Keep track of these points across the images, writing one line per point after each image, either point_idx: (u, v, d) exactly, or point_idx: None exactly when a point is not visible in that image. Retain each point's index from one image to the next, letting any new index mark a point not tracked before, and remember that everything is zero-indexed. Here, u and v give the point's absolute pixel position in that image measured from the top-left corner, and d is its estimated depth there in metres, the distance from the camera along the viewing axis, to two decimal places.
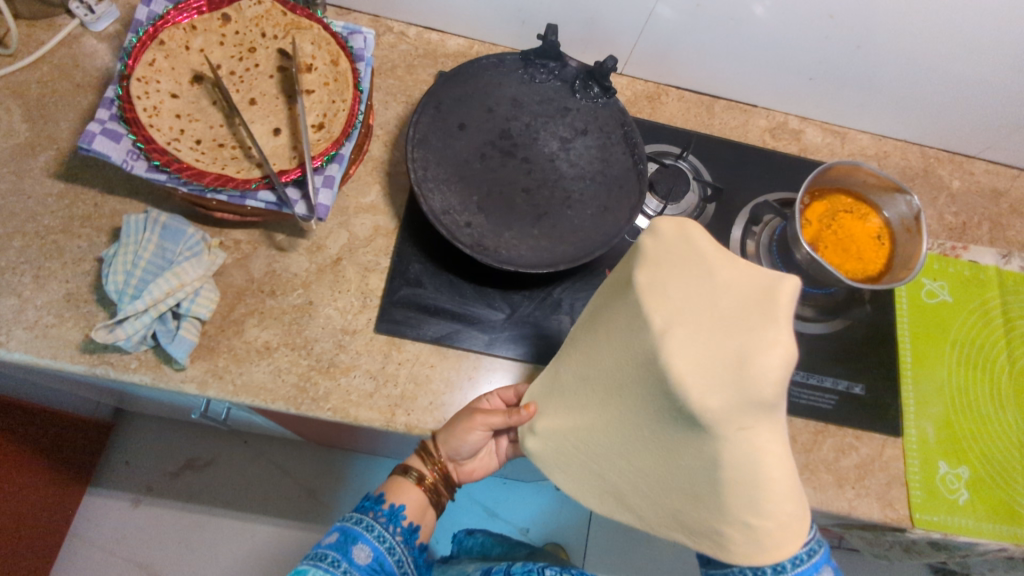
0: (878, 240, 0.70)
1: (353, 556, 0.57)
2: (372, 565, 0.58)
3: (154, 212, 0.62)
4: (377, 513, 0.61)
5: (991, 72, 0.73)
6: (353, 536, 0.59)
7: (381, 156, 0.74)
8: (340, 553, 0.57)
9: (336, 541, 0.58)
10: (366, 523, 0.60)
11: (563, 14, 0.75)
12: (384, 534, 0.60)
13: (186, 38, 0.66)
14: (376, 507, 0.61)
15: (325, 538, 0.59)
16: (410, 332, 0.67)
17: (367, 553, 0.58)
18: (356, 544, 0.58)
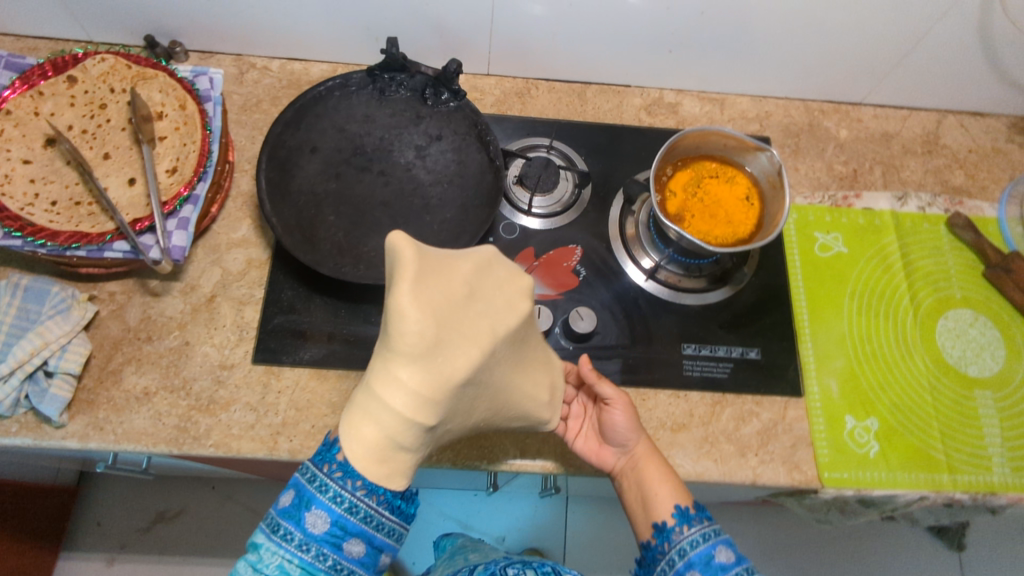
0: (747, 200, 0.69)
1: (309, 525, 0.52)
2: (331, 531, 0.52)
3: (15, 277, 0.64)
4: (330, 468, 0.52)
5: (849, 17, 0.72)
6: (306, 501, 0.52)
7: (250, 189, 0.74)
8: (292, 523, 0.52)
9: (291, 507, 0.52)
10: (319, 483, 0.52)
11: (410, 26, 0.76)
12: (341, 494, 0.52)
13: (34, 104, 0.68)
14: (328, 460, 0.53)
15: (282, 498, 0.53)
16: (286, 359, 0.67)
17: (324, 519, 0.52)
18: (309, 511, 0.52)
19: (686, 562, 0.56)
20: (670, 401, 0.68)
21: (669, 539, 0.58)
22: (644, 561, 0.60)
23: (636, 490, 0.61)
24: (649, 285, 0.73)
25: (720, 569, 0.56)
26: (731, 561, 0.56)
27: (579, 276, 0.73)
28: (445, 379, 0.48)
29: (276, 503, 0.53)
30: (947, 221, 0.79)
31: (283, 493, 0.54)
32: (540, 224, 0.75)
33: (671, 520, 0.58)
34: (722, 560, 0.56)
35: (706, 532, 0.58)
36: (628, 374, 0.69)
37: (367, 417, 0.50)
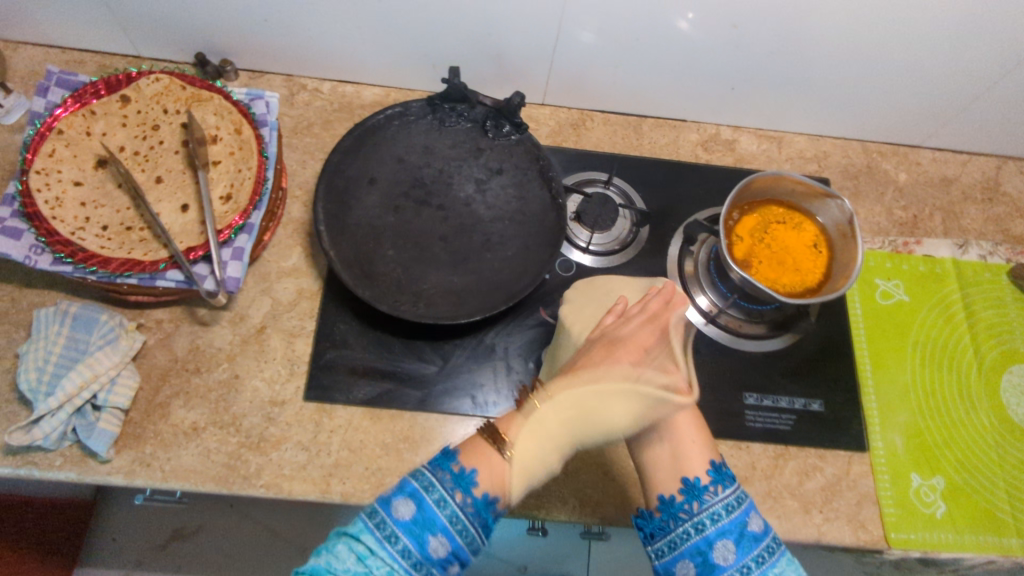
0: (815, 248, 0.67)
1: (426, 543, 0.48)
2: (445, 560, 0.48)
3: (63, 304, 0.61)
4: (462, 500, 0.50)
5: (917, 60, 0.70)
6: (433, 525, 0.48)
7: (301, 216, 0.72)
8: (413, 541, 0.47)
9: (412, 520, 0.48)
10: (450, 513, 0.49)
11: (471, 52, 0.75)
12: (467, 530, 0.49)
13: (86, 124, 0.65)
14: (462, 489, 0.50)
15: (398, 505, 0.49)
16: (339, 397, 0.65)
17: (445, 547, 0.48)
18: (435, 536, 0.48)
19: (717, 528, 0.51)
20: (731, 452, 0.67)
21: (699, 498, 0.53)
22: (653, 516, 0.54)
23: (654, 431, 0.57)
24: (708, 329, 0.72)
25: (753, 540, 0.51)
26: (762, 531, 0.52)
27: None
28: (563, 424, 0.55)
29: (388, 503, 0.49)
30: (1009, 271, 0.77)
31: (399, 498, 0.49)
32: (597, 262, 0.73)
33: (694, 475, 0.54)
34: (753, 529, 0.52)
35: (738, 496, 0.53)
36: None
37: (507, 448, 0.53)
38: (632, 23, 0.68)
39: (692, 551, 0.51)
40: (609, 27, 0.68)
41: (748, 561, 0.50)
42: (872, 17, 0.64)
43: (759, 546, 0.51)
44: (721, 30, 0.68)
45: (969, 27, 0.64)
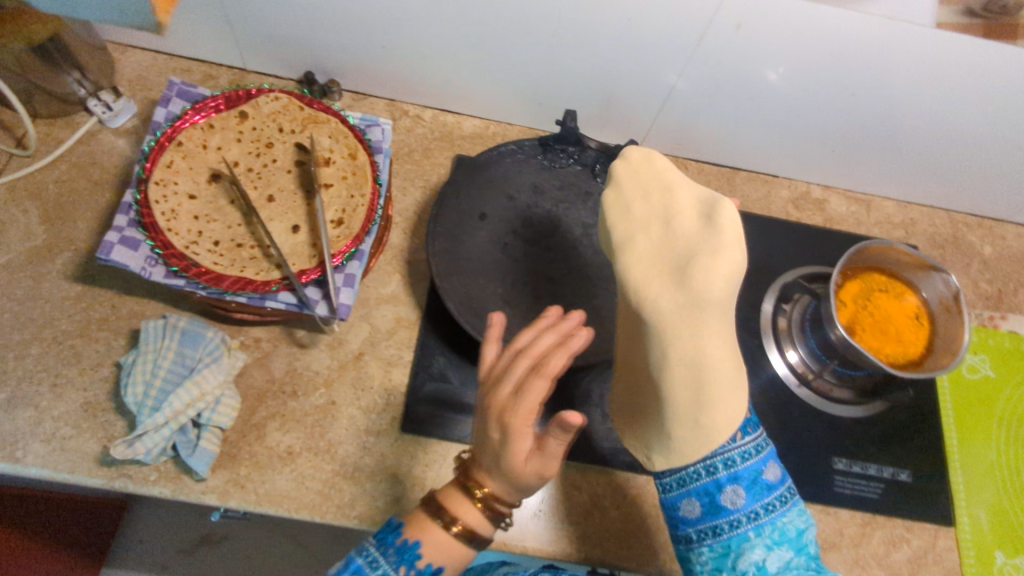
0: (916, 319, 0.68)
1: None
2: None
3: (172, 317, 0.61)
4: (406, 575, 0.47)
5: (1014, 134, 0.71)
6: None
7: (401, 244, 0.73)
8: None
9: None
10: None
11: (581, 92, 0.76)
12: None
13: (203, 137, 0.65)
14: (405, 563, 0.47)
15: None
16: (435, 432, 0.64)
17: None
18: None
19: (729, 472, 0.52)
20: (819, 516, 0.67)
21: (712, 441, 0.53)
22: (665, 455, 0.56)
23: (687, 367, 0.50)
24: (801, 391, 0.72)
25: (764, 488, 0.52)
26: (776, 480, 0.54)
27: None
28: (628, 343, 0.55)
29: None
30: None
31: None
32: None
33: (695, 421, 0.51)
34: (767, 477, 0.53)
35: (758, 445, 0.54)
36: None
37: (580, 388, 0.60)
38: (718, 68, 0.69)
39: (699, 491, 0.53)
40: (698, 71, 0.70)
41: (756, 508, 0.52)
42: (973, 87, 0.66)
43: (771, 493, 0.52)
44: (809, 83, 0.69)
45: None
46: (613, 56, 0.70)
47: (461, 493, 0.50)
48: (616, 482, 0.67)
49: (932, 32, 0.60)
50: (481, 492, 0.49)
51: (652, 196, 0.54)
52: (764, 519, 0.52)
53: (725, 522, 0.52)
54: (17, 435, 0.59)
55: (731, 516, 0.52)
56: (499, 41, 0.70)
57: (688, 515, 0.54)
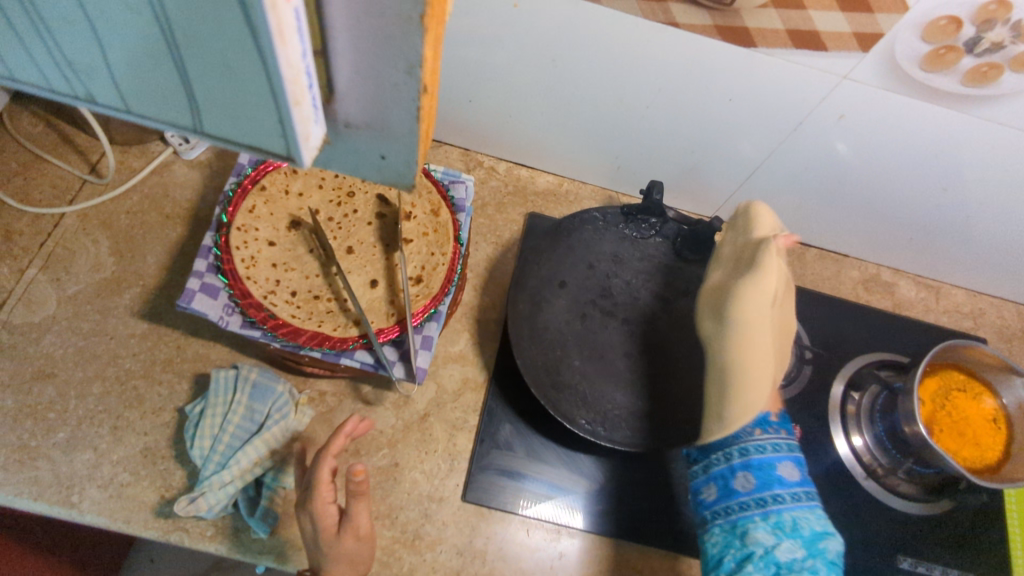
0: (994, 422, 0.66)
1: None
2: None
3: (244, 369, 0.60)
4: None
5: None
6: None
7: (471, 300, 0.71)
8: None
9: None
10: None
11: (662, 160, 0.76)
12: None
13: (286, 183, 0.64)
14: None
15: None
16: (498, 503, 0.62)
17: None
18: None
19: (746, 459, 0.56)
20: None
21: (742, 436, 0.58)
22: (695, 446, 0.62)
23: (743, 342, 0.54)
24: (867, 484, 0.70)
25: (777, 480, 0.55)
26: (791, 477, 0.56)
27: None
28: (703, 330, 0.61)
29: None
30: None
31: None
32: None
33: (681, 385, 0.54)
34: (782, 473, 0.56)
35: (777, 442, 0.58)
36: None
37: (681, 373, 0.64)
38: (799, 144, 0.68)
39: (718, 476, 0.58)
40: (767, 139, 0.68)
41: (763, 495, 0.54)
42: None
43: (781, 484, 0.55)
44: (889, 163, 0.68)
45: None
46: (703, 129, 0.69)
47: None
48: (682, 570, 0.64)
49: None
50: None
51: (735, 236, 0.64)
52: (771, 506, 0.54)
53: (735, 503, 0.55)
54: (73, 478, 0.57)
55: (741, 499, 0.55)
56: (589, 106, 0.70)
57: (707, 499, 0.58)
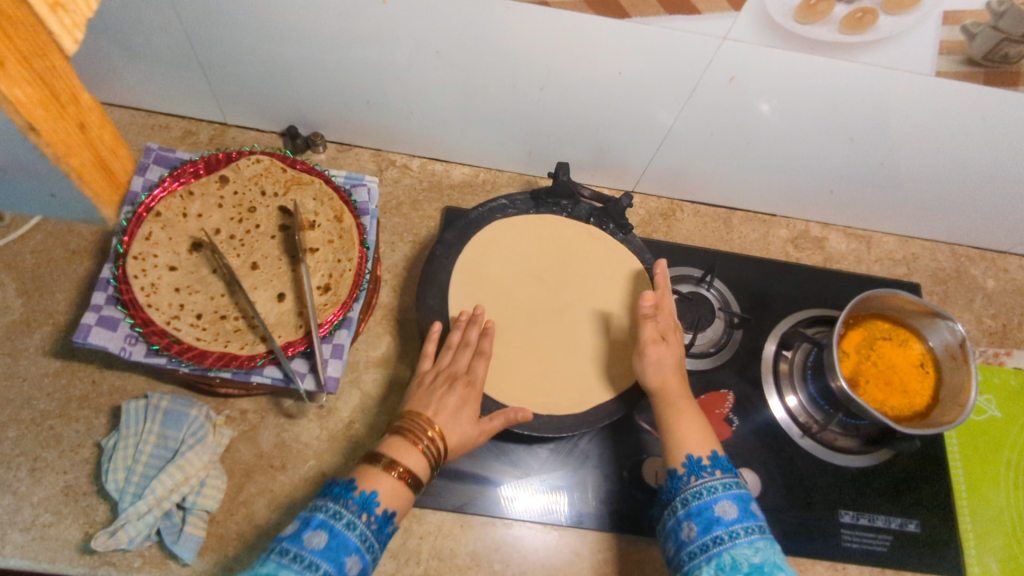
0: (921, 367, 0.66)
1: (343, 564, 0.46)
2: None
3: (154, 397, 0.59)
4: (368, 520, 0.49)
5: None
6: None
7: (390, 302, 0.71)
8: None
9: (327, 549, 0.46)
10: None
11: (571, 143, 0.75)
12: None
13: (183, 205, 0.63)
14: (367, 510, 0.49)
15: (309, 537, 0.46)
16: (430, 503, 0.63)
17: None
18: None
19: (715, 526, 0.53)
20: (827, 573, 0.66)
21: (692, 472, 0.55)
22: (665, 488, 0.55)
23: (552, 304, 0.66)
24: (804, 442, 0.70)
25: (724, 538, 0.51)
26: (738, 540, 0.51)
27: (732, 426, 0.70)
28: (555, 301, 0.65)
29: (298, 538, 0.46)
30: None
31: (308, 531, 0.47)
32: (692, 363, 0.71)
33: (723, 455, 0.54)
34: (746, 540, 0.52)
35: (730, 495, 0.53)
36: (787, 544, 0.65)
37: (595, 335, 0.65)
38: (712, 109, 0.66)
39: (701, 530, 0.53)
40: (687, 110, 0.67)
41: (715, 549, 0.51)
42: (970, 131, 0.64)
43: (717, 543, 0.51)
44: (797, 113, 0.66)
45: None
46: (603, 107, 0.68)
47: (401, 440, 0.53)
48: (618, 548, 0.64)
49: (932, 79, 0.58)
50: (421, 433, 0.53)
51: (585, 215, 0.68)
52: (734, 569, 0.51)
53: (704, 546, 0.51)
54: None
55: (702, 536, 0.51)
56: (487, 96, 0.69)
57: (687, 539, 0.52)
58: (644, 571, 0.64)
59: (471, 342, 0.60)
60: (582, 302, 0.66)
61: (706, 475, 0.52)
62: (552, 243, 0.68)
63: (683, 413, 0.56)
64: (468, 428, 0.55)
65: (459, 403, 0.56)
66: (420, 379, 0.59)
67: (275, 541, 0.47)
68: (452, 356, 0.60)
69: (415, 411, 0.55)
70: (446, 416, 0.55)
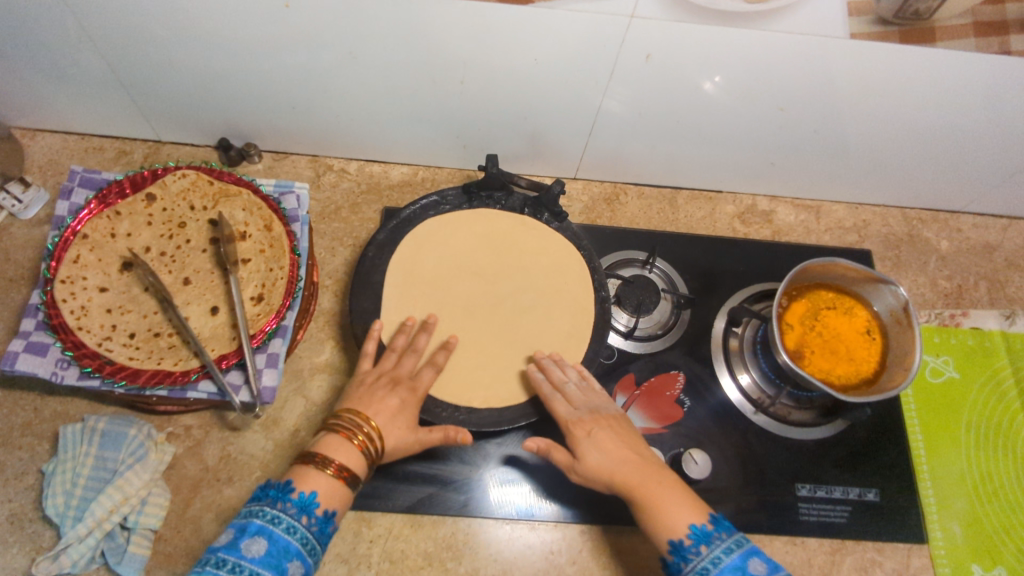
0: (867, 334, 0.66)
1: (286, 568, 0.45)
2: None
3: (91, 420, 0.59)
4: (310, 522, 0.47)
5: (962, 121, 0.67)
6: None
7: (332, 307, 0.71)
8: None
9: (267, 555, 0.45)
10: None
11: (505, 135, 0.75)
12: None
13: (111, 225, 0.63)
14: (307, 512, 0.47)
15: (247, 545, 0.45)
16: (378, 505, 0.62)
17: None
18: None
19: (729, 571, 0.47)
20: (787, 548, 0.65)
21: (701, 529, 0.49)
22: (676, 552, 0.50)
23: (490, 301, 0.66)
24: (758, 418, 0.69)
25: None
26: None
27: (684, 407, 0.69)
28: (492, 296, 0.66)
29: (235, 548, 0.44)
30: None
31: (245, 539, 0.45)
32: (639, 347, 0.71)
33: (707, 522, 0.48)
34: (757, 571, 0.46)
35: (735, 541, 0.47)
36: (741, 522, 0.64)
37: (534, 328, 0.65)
38: (651, 90, 0.65)
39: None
40: (634, 96, 0.66)
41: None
42: (901, 95, 0.64)
43: None
44: (730, 93, 0.65)
45: (1006, 113, 0.65)
46: (529, 97, 0.68)
47: (338, 438, 0.51)
48: (573, 536, 0.64)
49: (848, 44, 0.57)
50: (359, 430, 0.52)
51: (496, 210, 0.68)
52: None
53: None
54: None
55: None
56: (413, 94, 0.68)
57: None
58: (599, 560, 0.63)
59: (419, 349, 0.59)
60: (521, 291, 0.66)
61: (694, 556, 0.47)
62: (487, 236, 0.68)
63: (650, 505, 0.49)
64: (407, 432, 0.54)
65: (399, 406, 0.55)
66: (361, 380, 0.57)
67: (208, 554, 0.45)
68: (395, 360, 0.59)
69: (354, 408, 0.54)
70: (384, 418, 0.54)
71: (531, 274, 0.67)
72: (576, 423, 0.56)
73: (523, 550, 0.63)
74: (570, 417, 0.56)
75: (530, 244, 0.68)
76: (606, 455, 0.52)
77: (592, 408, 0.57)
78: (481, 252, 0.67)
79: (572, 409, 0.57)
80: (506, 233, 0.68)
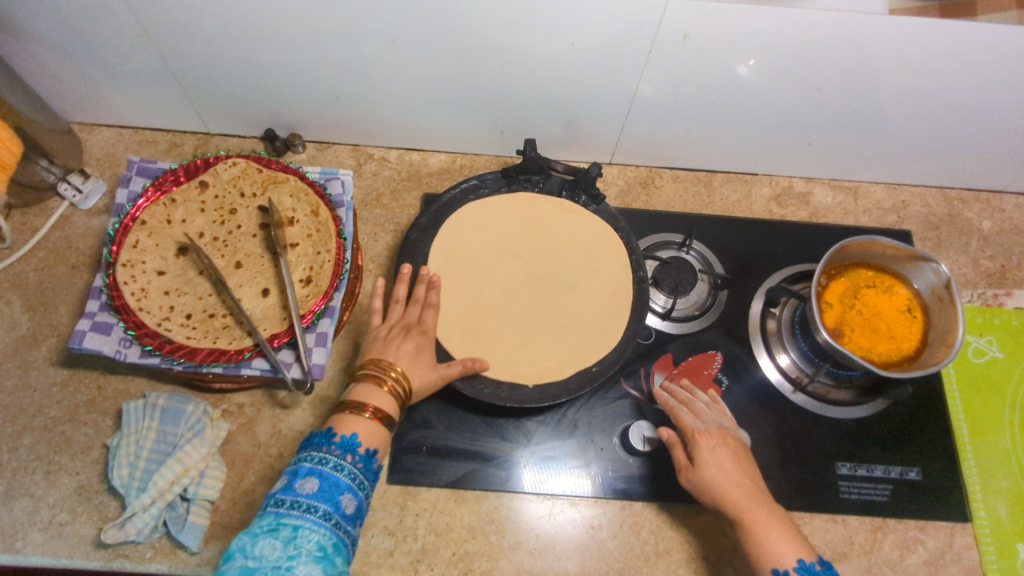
0: (908, 312, 0.65)
1: (339, 503, 0.46)
2: None
3: (152, 397, 0.62)
4: (354, 460, 0.48)
5: (1006, 97, 0.66)
6: None
7: (375, 290, 0.73)
8: None
9: (321, 491, 0.46)
10: None
11: (541, 121, 0.76)
12: None
13: (166, 212, 0.66)
14: (351, 451, 0.48)
15: (302, 484, 0.46)
16: (424, 479, 0.64)
17: None
18: None
19: None
20: (828, 526, 0.65)
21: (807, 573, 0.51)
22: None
23: (530, 282, 0.67)
24: (797, 398, 0.69)
25: None
26: None
27: (721, 386, 0.69)
28: (532, 278, 0.67)
29: (291, 488, 0.45)
30: None
31: (299, 480, 0.46)
32: (676, 328, 0.72)
33: (815, 561, 0.51)
34: None
35: None
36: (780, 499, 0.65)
37: (573, 308, 0.66)
38: (689, 73, 0.66)
39: None
40: (668, 80, 0.67)
41: None
42: (942, 72, 0.63)
43: None
44: (771, 75, 0.65)
45: None
46: (567, 82, 0.69)
47: (367, 385, 0.53)
48: (612, 511, 0.65)
49: (888, 20, 0.57)
50: (387, 374, 0.53)
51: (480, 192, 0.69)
52: None
53: None
54: (15, 526, 0.60)
55: None
56: (452, 82, 0.70)
57: None
58: (639, 535, 0.64)
59: (421, 297, 0.62)
60: (559, 273, 0.68)
61: None
62: (526, 219, 0.69)
63: (759, 531, 0.52)
64: (429, 370, 0.56)
65: (416, 350, 0.57)
66: (375, 334, 0.59)
67: (265, 498, 0.45)
68: (401, 312, 0.61)
69: (376, 357, 0.55)
70: (406, 362, 0.55)
71: (569, 255, 0.68)
72: (701, 430, 0.58)
73: (568, 523, 0.64)
74: (696, 426, 0.59)
75: (568, 226, 0.69)
76: (721, 472, 0.55)
77: (716, 424, 0.60)
78: (519, 235, 0.69)
79: (697, 419, 0.60)
80: (545, 217, 0.70)
